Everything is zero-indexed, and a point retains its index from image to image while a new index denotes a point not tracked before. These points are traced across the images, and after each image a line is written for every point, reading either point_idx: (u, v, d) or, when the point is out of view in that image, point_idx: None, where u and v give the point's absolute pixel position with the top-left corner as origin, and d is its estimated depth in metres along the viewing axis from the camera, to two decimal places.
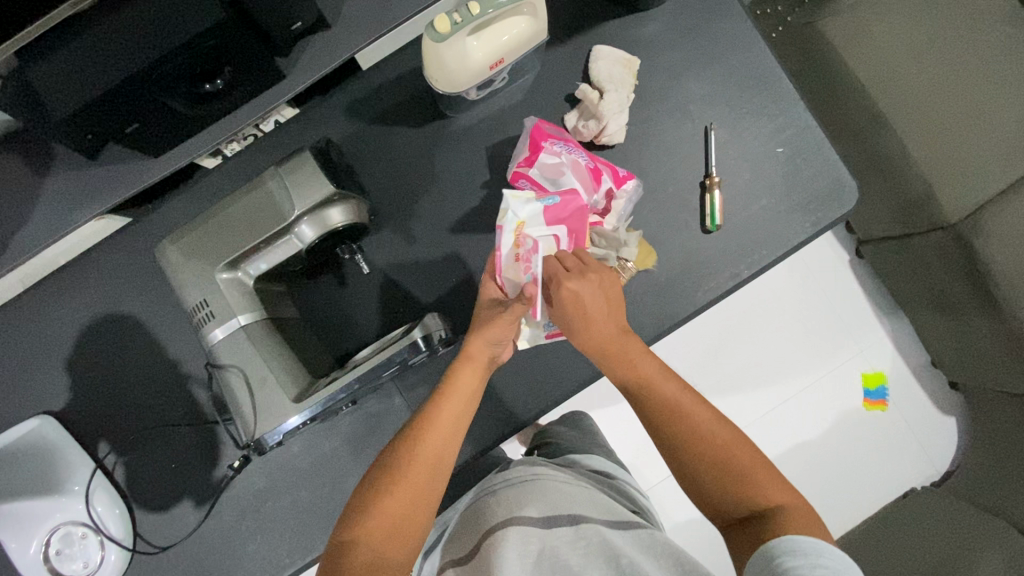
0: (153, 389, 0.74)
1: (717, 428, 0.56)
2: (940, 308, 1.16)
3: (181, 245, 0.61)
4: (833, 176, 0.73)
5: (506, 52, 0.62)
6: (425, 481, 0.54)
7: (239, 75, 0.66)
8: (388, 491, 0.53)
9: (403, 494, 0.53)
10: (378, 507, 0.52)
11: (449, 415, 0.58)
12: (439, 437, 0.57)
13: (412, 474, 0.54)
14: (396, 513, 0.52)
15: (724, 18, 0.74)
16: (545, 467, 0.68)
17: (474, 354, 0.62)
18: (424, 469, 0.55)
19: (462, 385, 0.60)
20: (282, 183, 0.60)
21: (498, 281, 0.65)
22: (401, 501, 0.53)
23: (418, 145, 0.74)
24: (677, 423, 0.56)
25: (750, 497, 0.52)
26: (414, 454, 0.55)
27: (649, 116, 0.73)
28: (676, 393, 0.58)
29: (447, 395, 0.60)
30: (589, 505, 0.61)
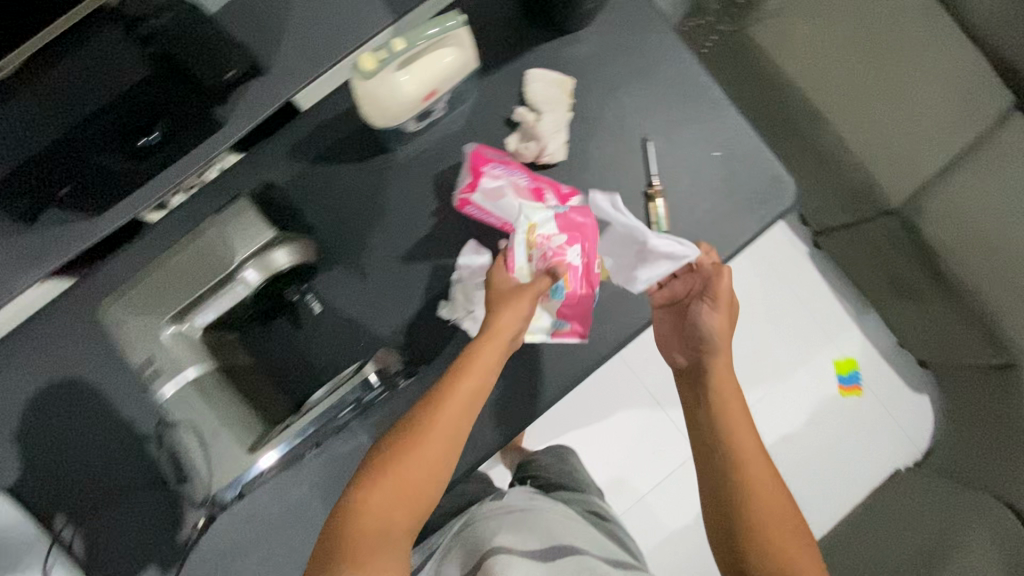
0: (108, 451, 0.72)
1: (769, 482, 0.58)
2: (897, 290, 1.20)
3: (125, 302, 0.60)
4: (770, 174, 0.75)
5: (436, 84, 0.62)
6: (439, 456, 0.57)
7: (175, 127, 0.69)
8: (406, 459, 0.57)
9: (416, 465, 0.57)
10: (396, 473, 0.56)
11: (461, 393, 0.59)
12: (453, 413, 0.58)
13: (432, 449, 0.57)
14: (411, 482, 0.56)
15: (650, 31, 0.76)
16: (541, 499, 0.70)
17: (491, 329, 0.62)
18: (439, 449, 0.58)
19: (482, 362, 0.60)
20: (223, 230, 0.61)
21: (511, 271, 0.66)
22: (415, 469, 0.57)
23: (365, 180, 0.74)
24: (739, 471, 0.58)
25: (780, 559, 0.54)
26: (433, 429, 0.58)
27: (587, 132, 0.75)
28: (748, 443, 0.59)
29: (469, 364, 0.60)
30: (577, 533, 0.64)
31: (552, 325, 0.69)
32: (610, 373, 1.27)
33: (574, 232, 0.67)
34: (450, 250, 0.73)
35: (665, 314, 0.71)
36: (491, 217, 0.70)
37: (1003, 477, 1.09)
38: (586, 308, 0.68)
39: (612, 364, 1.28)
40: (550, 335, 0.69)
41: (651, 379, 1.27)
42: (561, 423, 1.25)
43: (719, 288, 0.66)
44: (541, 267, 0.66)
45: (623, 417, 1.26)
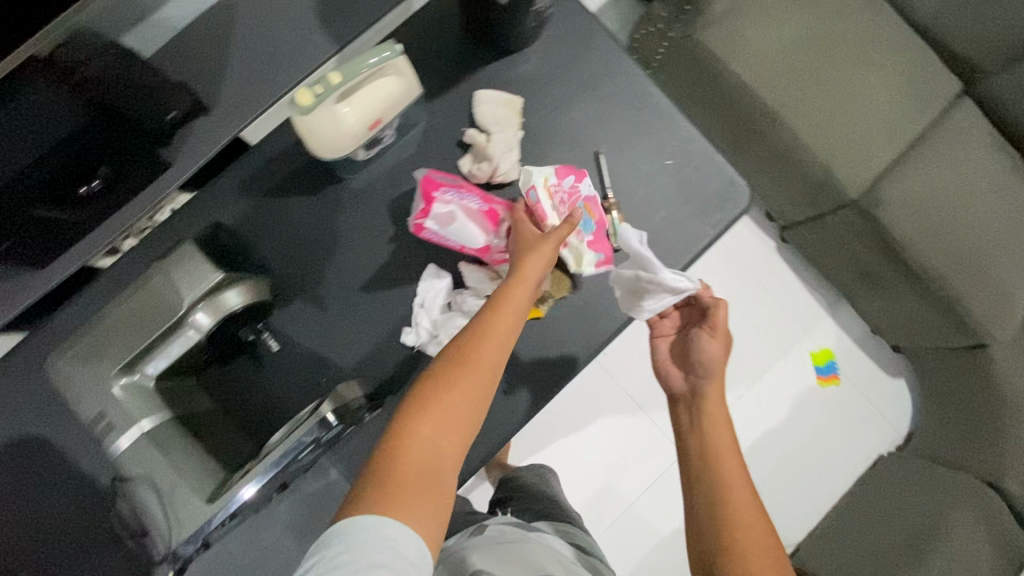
0: (68, 509, 0.70)
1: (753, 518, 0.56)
2: (864, 280, 1.22)
3: (76, 355, 0.60)
4: (722, 178, 0.76)
5: (379, 114, 0.62)
6: (477, 397, 0.54)
7: (118, 172, 0.67)
8: (448, 392, 0.53)
9: (458, 397, 0.53)
10: (431, 411, 0.52)
11: (503, 327, 0.57)
12: (495, 347, 0.56)
13: (465, 385, 0.54)
14: (448, 416, 0.53)
15: (594, 45, 0.77)
16: (517, 526, 0.70)
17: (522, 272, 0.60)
18: (479, 389, 0.54)
19: (519, 302, 0.59)
20: (168, 276, 0.60)
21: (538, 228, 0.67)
22: (453, 404, 0.53)
23: (319, 212, 0.73)
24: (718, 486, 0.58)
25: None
26: (476, 364, 0.55)
27: (540, 149, 0.75)
28: (734, 473, 0.59)
29: (509, 302, 0.58)
30: (554, 559, 0.64)
31: (593, 257, 0.70)
32: (590, 382, 1.27)
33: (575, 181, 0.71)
34: (410, 277, 0.72)
35: (669, 343, 0.72)
36: (449, 241, 0.69)
37: (978, 457, 1.12)
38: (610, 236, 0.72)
39: (591, 373, 1.27)
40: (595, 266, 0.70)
41: (631, 385, 1.27)
42: (543, 436, 1.24)
43: (717, 317, 0.67)
44: (564, 209, 0.70)
45: (606, 425, 1.26)
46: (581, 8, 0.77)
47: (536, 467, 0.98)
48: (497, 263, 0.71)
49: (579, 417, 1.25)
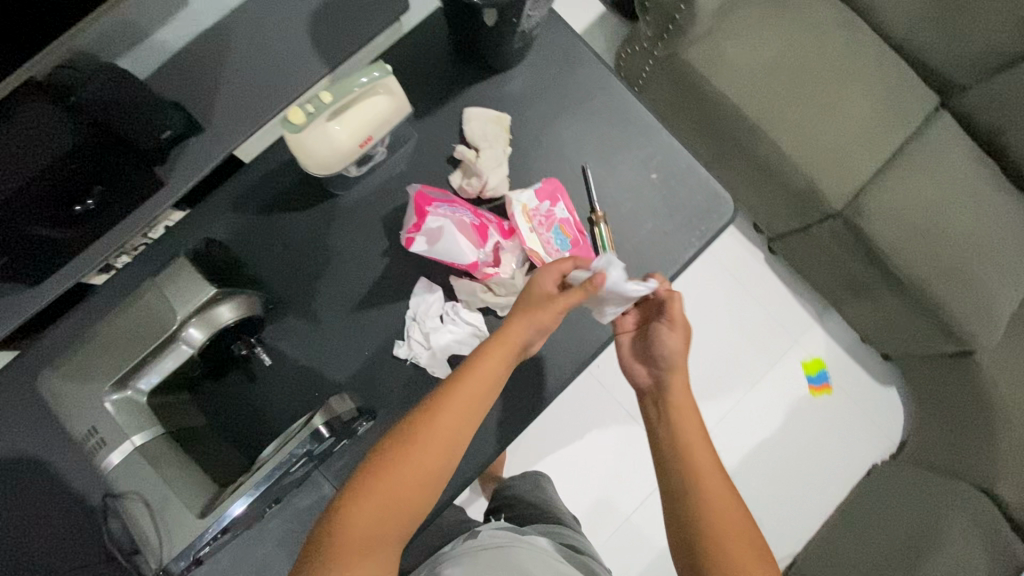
0: (58, 528, 0.69)
1: (738, 524, 0.56)
2: (852, 289, 1.23)
3: (67, 371, 0.60)
4: (707, 191, 0.78)
5: (370, 130, 0.64)
6: (433, 471, 0.53)
7: (112, 190, 0.69)
8: (396, 470, 0.52)
9: (412, 471, 0.52)
10: (379, 486, 0.51)
11: (468, 392, 0.56)
12: (453, 415, 0.55)
13: (420, 459, 0.53)
14: (399, 493, 0.52)
15: (580, 64, 0.79)
16: (506, 531, 0.70)
17: (510, 328, 0.59)
18: (432, 464, 0.53)
19: (490, 362, 0.57)
20: (162, 291, 0.60)
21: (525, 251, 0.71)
22: (404, 479, 0.52)
23: (312, 228, 0.75)
24: (692, 482, 0.58)
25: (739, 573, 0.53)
26: (432, 432, 0.54)
27: (528, 164, 0.77)
28: (707, 464, 0.59)
29: (478, 363, 0.57)
30: (539, 564, 0.64)
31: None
32: (583, 394, 1.27)
33: (555, 201, 0.73)
34: (402, 290, 0.73)
35: (630, 339, 0.71)
36: (439, 256, 0.68)
37: (970, 463, 1.12)
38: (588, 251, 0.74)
39: (584, 385, 1.28)
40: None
41: (624, 397, 1.27)
42: (539, 449, 1.24)
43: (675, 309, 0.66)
44: (544, 230, 0.72)
45: (601, 437, 1.26)
46: (566, 29, 0.80)
47: (531, 471, 0.97)
48: (488, 276, 0.71)
49: (573, 429, 1.26)
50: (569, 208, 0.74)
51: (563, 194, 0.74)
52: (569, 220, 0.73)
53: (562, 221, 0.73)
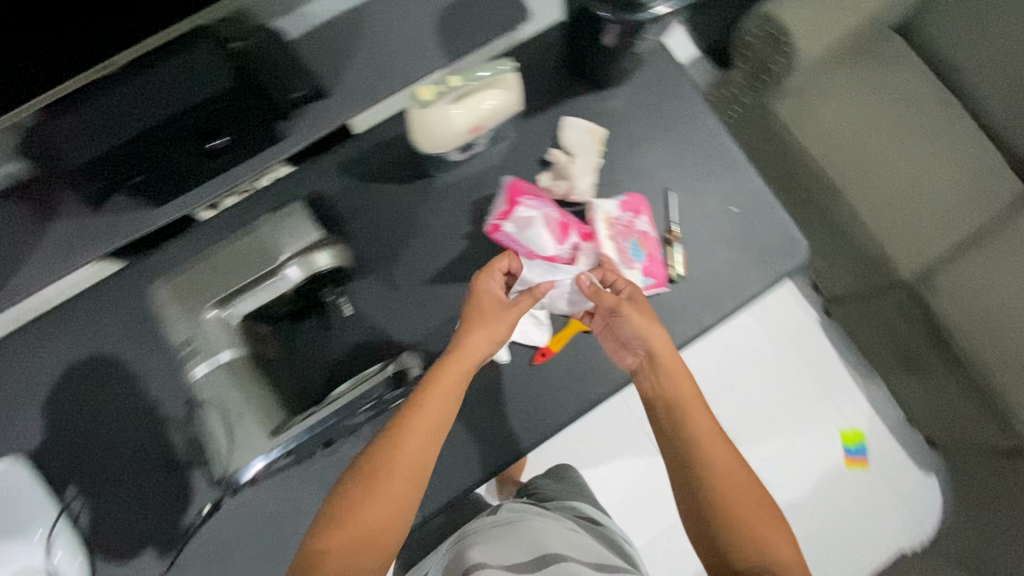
0: (125, 429, 0.75)
1: (745, 491, 0.57)
2: (905, 365, 1.21)
3: (176, 285, 0.66)
4: (782, 233, 0.80)
5: (481, 119, 0.69)
6: (401, 491, 0.56)
7: (241, 134, 0.76)
8: (366, 502, 0.55)
9: (380, 501, 0.55)
10: (351, 516, 0.54)
11: (427, 418, 0.59)
12: (415, 442, 0.58)
13: (386, 484, 0.56)
14: (371, 524, 0.54)
15: (679, 94, 0.83)
16: (530, 512, 0.72)
17: (464, 350, 0.63)
18: (402, 482, 0.56)
19: (448, 380, 0.62)
20: (274, 228, 0.66)
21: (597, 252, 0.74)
22: (378, 509, 0.55)
23: (404, 201, 0.80)
24: (701, 457, 0.58)
25: (753, 541, 0.55)
26: (393, 463, 0.57)
27: (615, 177, 0.80)
28: (712, 436, 0.59)
29: (431, 390, 0.61)
30: (552, 528, 0.69)
31: (643, 281, 0.74)
32: (613, 417, 1.27)
33: (637, 215, 0.77)
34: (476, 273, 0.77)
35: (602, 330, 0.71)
36: (516, 247, 0.74)
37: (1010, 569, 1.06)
38: (660, 264, 0.76)
39: (616, 408, 1.28)
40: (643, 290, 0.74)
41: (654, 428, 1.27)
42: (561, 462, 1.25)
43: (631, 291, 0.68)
44: (621, 240, 0.75)
45: (623, 463, 1.26)
46: (672, 60, 0.84)
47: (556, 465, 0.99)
48: None
49: (597, 450, 1.26)
50: (649, 223, 0.77)
51: (646, 209, 0.77)
52: (648, 233, 0.76)
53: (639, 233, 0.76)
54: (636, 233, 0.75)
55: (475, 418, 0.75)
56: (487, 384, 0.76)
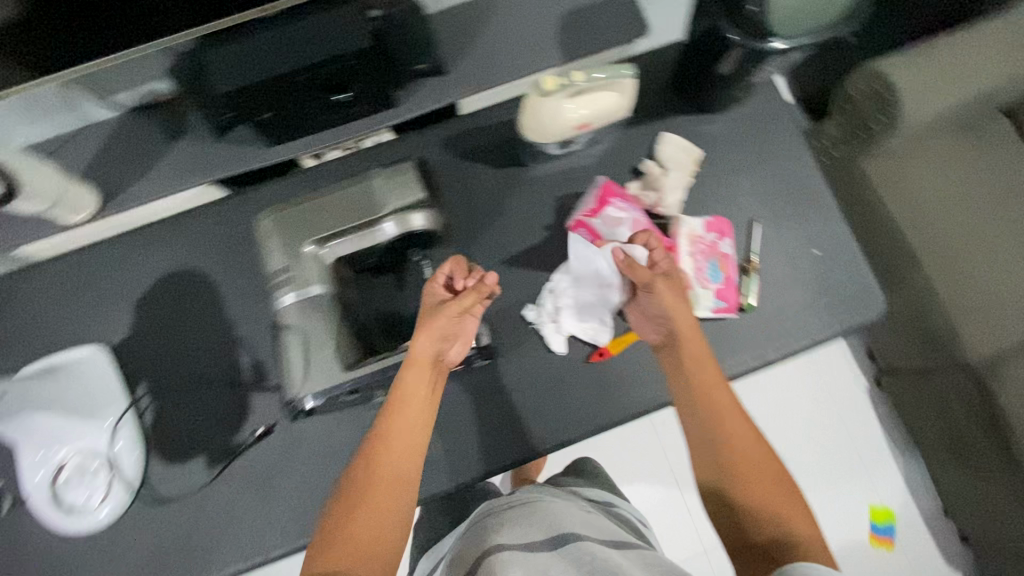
0: (199, 343, 0.80)
1: (760, 466, 0.59)
2: (953, 452, 1.16)
3: (279, 218, 0.70)
4: (861, 286, 0.79)
5: (593, 118, 0.72)
6: (391, 498, 0.58)
7: (364, 93, 0.79)
8: (360, 513, 0.56)
9: (371, 512, 0.56)
10: (342, 533, 0.55)
11: (400, 426, 0.61)
12: (395, 450, 0.60)
13: (375, 493, 0.57)
14: (365, 539, 0.55)
15: (781, 131, 0.84)
16: (546, 495, 0.70)
17: (420, 353, 0.65)
18: (393, 485, 0.58)
19: (410, 385, 0.64)
20: (380, 183, 0.70)
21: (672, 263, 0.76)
22: (373, 521, 0.56)
23: (496, 183, 0.83)
24: (719, 432, 0.61)
25: (772, 519, 0.55)
26: (375, 472, 0.59)
27: (702, 199, 0.82)
28: (730, 412, 0.62)
29: (394, 404, 0.63)
30: (567, 508, 0.68)
31: (714, 302, 0.76)
32: (639, 440, 1.27)
33: (718, 238, 0.78)
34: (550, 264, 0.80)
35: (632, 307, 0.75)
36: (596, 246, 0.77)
37: None
38: (733, 289, 0.77)
39: (643, 432, 1.28)
40: (713, 311, 0.76)
41: (678, 459, 1.26)
42: None
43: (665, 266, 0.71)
44: (701, 257, 0.77)
45: (641, 488, 1.25)
46: (778, 97, 0.85)
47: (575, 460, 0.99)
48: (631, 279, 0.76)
49: (619, 469, 1.26)
50: (729, 248, 0.78)
51: (728, 234, 0.79)
52: (726, 257, 0.78)
53: (717, 255, 0.77)
54: (716, 255, 0.77)
55: (523, 401, 0.77)
56: (540, 371, 0.78)
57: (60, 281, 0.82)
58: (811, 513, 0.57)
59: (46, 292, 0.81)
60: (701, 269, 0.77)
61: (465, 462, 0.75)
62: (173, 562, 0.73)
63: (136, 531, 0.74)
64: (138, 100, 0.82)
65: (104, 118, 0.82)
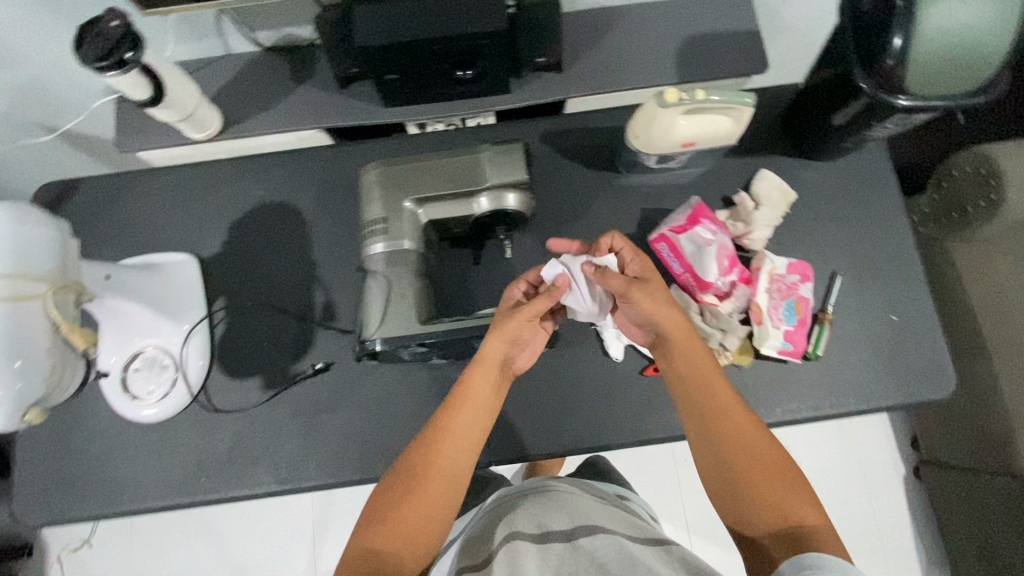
0: (280, 273, 0.84)
1: (770, 466, 0.60)
2: (984, 560, 1.11)
3: (384, 171, 0.73)
4: (935, 362, 0.77)
5: (701, 137, 0.73)
6: (439, 490, 0.61)
7: (484, 74, 0.82)
8: (410, 498, 0.60)
9: (423, 504, 0.60)
10: (391, 516, 0.59)
11: (460, 427, 0.64)
12: (452, 448, 0.63)
13: (428, 487, 0.61)
14: (411, 524, 0.59)
15: (881, 192, 0.83)
16: (561, 481, 0.70)
17: (490, 353, 0.67)
18: (442, 480, 0.62)
19: (476, 388, 0.66)
20: (486, 157, 0.72)
21: (749, 297, 0.76)
22: (419, 515, 0.60)
23: (587, 184, 0.85)
24: (719, 425, 0.62)
25: (780, 511, 0.57)
26: (427, 463, 0.62)
27: (787, 241, 0.82)
28: (729, 403, 0.63)
29: (458, 404, 0.65)
30: (583, 497, 0.68)
31: (780, 343, 0.75)
32: (657, 470, 1.26)
33: (799, 282, 0.78)
34: None
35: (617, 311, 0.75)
36: (671, 263, 0.77)
37: None
38: (804, 336, 0.76)
39: (663, 463, 1.26)
40: (777, 351, 0.75)
41: (692, 499, 1.24)
42: None
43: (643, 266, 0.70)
44: (778, 297, 0.77)
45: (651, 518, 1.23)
46: (884, 157, 0.84)
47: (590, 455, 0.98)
48: (704, 302, 0.75)
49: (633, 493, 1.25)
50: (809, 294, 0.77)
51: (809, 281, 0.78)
52: (804, 303, 0.77)
53: (795, 298, 0.77)
54: (794, 299, 0.77)
55: (569, 396, 0.79)
56: (592, 373, 0.79)
57: (169, 189, 0.88)
58: (820, 502, 0.58)
59: (154, 196, 0.87)
60: (776, 309, 0.76)
61: (502, 442, 0.77)
62: (213, 469, 0.77)
63: (185, 432, 0.78)
64: (276, 40, 0.87)
65: (242, 51, 0.88)
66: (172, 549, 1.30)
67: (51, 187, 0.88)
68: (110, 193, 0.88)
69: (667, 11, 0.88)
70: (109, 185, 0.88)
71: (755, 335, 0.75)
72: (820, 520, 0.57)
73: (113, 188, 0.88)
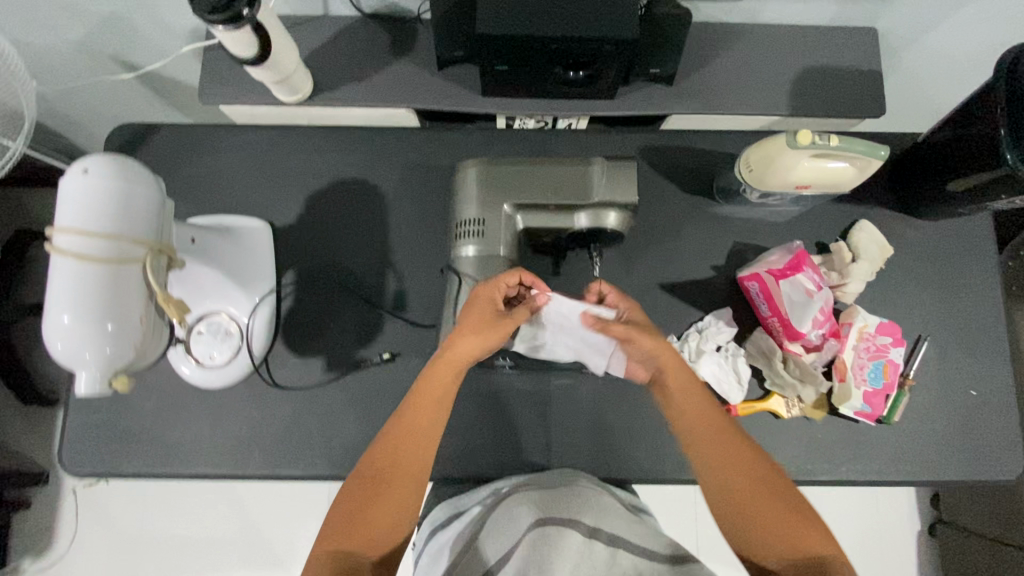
0: (354, 253, 0.81)
1: (771, 491, 0.60)
2: None
3: (488, 167, 0.69)
4: (1007, 444, 0.76)
5: (819, 183, 0.70)
6: (402, 494, 0.60)
7: (595, 79, 0.77)
8: (369, 503, 0.58)
9: (382, 504, 0.59)
10: (357, 513, 0.58)
11: (412, 431, 0.62)
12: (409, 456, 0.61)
13: (389, 491, 0.59)
14: (372, 523, 0.58)
15: (981, 263, 0.80)
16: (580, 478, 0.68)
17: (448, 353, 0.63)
18: (409, 483, 0.60)
19: (429, 393, 0.63)
20: (596, 171, 0.68)
21: (834, 354, 0.75)
22: (378, 514, 0.58)
23: (679, 207, 0.82)
24: (714, 450, 0.63)
25: (790, 539, 0.57)
26: (392, 467, 0.60)
27: (876, 299, 0.79)
28: (721, 428, 0.64)
29: (412, 409, 0.62)
30: (603, 499, 0.65)
31: (858, 405, 0.74)
32: (677, 490, 1.26)
33: (890, 345, 0.75)
34: (707, 306, 0.79)
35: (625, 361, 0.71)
36: (760, 304, 0.75)
37: None
38: (883, 399, 0.75)
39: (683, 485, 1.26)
40: (854, 412, 0.74)
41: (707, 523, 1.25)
42: None
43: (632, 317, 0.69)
44: (864, 356, 0.75)
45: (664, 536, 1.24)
46: (988, 226, 0.81)
47: None
48: (788, 349, 0.74)
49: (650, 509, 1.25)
50: (897, 361, 0.75)
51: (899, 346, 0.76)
52: (890, 368, 0.75)
53: (881, 361, 0.75)
54: (882, 363, 0.75)
55: (634, 424, 0.77)
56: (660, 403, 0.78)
57: (248, 149, 0.84)
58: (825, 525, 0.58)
59: (231, 154, 0.84)
60: (858, 369, 0.75)
61: (560, 460, 0.76)
62: (266, 443, 0.76)
63: (241, 400, 0.77)
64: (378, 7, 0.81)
65: (339, 14, 0.83)
66: (187, 494, 1.31)
67: (126, 128, 0.85)
68: (186, 143, 0.84)
69: (790, 38, 0.83)
70: (187, 135, 0.85)
71: (835, 392, 0.74)
72: (829, 546, 0.56)
73: (189, 139, 0.84)
